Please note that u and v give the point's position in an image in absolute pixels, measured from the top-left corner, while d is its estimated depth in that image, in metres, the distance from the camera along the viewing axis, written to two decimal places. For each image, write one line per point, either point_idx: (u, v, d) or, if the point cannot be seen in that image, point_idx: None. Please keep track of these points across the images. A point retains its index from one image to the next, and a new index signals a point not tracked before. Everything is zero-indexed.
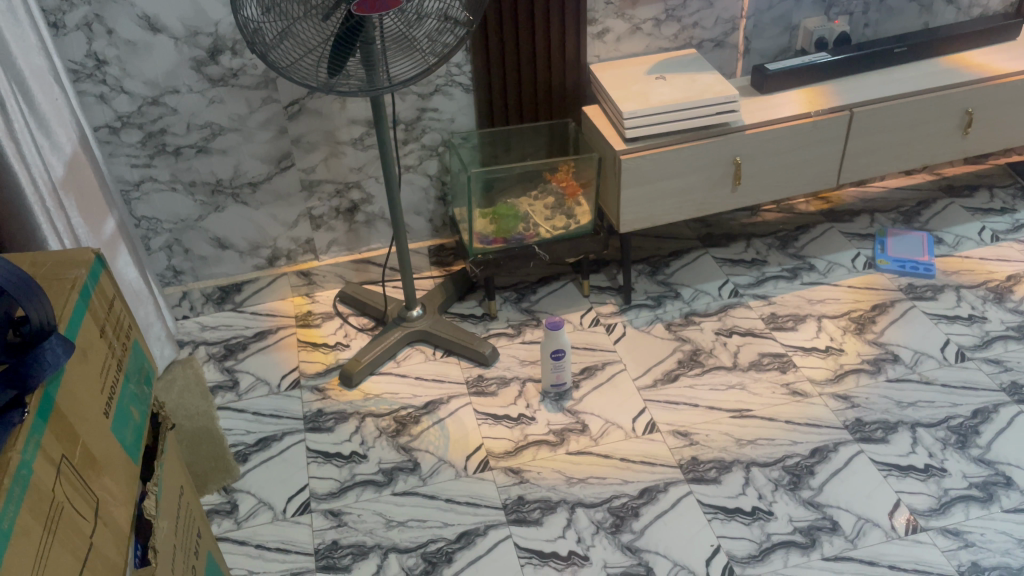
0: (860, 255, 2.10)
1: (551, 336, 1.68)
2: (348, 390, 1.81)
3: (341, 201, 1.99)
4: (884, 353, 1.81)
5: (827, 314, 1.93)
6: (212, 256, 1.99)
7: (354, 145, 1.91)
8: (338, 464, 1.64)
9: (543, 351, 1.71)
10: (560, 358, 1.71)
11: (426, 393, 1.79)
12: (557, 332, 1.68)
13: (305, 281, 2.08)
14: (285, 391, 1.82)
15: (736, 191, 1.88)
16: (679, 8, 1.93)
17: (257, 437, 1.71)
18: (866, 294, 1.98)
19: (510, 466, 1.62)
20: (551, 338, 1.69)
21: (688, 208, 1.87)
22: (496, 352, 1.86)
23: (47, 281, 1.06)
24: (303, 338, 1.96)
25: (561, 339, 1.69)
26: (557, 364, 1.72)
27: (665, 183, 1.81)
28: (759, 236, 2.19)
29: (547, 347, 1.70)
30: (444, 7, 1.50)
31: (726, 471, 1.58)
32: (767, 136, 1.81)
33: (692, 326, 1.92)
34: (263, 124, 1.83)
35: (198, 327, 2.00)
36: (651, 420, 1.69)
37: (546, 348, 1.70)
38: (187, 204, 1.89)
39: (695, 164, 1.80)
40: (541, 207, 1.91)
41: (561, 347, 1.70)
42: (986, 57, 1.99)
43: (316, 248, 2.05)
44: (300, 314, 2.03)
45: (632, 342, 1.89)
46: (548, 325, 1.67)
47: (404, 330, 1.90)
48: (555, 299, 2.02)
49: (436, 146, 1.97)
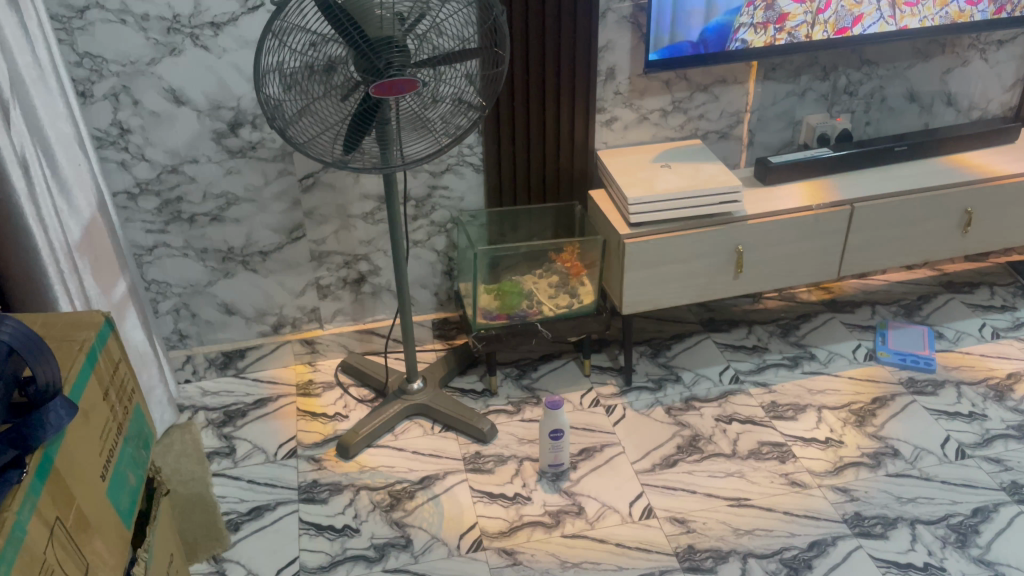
0: (861, 346, 2.12)
1: (550, 415, 1.69)
2: (344, 462, 1.81)
3: (349, 272, 2.02)
4: (883, 447, 1.80)
5: (827, 405, 1.93)
6: (218, 321, 2.01)
7: (365, 219, 1.95)
8: (330, 536, 1.63)
9: (541, 428, 1.71)
10: (557, 439, 1.71)
11: (422, 468, 1.79)
12: (556, 412, 1.68)
13: (308, 349, 2.09)
14: (281, 460, 1.81)
15: (738, 278, 1.90)
16: (686, 100, 1.99)
17: (250, 506, 1.70)
18: (867, 386, 1.98)
19: (504, 547, 1.60)
20: (549, 416, 1.69)
21: (690, 293, 1.89)
22: (494, 430, 1.85)
23: (56, 342, 1.08)
24: (302, 407, 1.96)
25: (560, 419, 1.70)
26: (554, 444, 1.72)
27: (668, 269, 1.84)
28: (760, 323, 2.20)
29: (544, 425, 1.70)
30: (460, 90, 1.56)
31: (722, 561, 1.56)
32: (769, 227, 1.85)
33: (692, 411, 1.92)
34: (277, 195, 1.88)
35: (199, 392, 2.01)
36: (648, 505, 1.68)
37: (543, 426, 1.71)
38: (197, 270, 1.93)
39: (698, 251, 1.83)
40: (545, 285, 1.95)
41: (560, 427, 1.70)
42: (984, 158, 2.04)
43: (322, 317, 2.07)
44: (301, 382, 2.04)
45: (631, 426, 1.88)
46: (547, 404, 1.68)
47: (404, 403, 1.90)
48: (556, 377, 2.03)
49: (445, 224, 2.01)
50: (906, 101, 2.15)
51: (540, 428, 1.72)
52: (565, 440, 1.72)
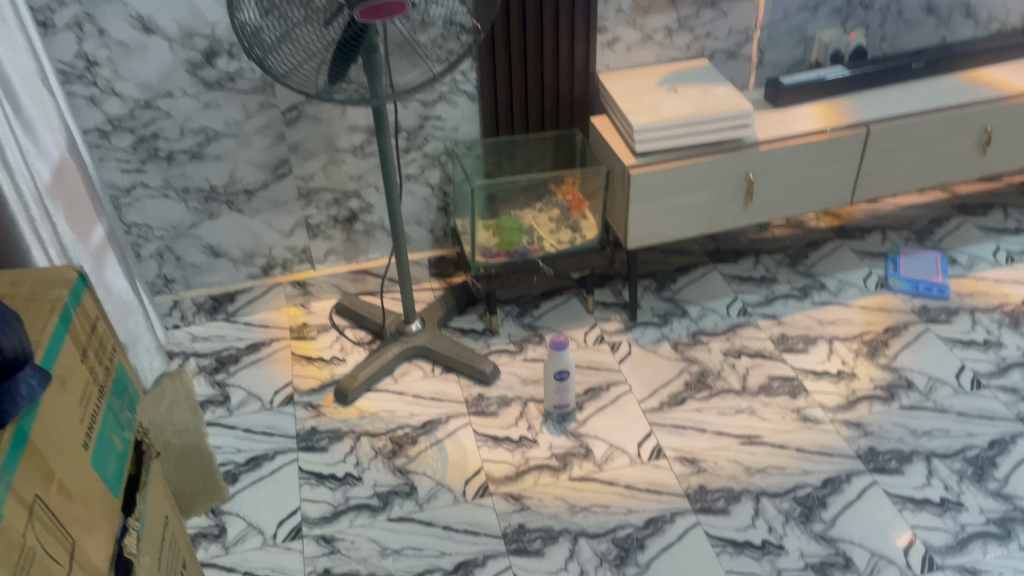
0: (872, 274, 2.05)
1: (555, 356, 1.63)
2: (343, 407, 1.75)
3: (339, 209, 1.92)
4: (897, 378, 1.75)
5: (839, 336, 1.87)
6: (204, 264, 1.92)
7: (354, 153, 1.85)
8: (332, 486, 1.58)
9: (548, 369, 1.65)
10: (563, 380, 1.66)
11: (424, 412, 1.73)
12: (562, 353, 1.62)
13: (300, 291, 2.01)
14: (277, 407, 1.75)
15: (748, 208, 1.81)
16: (693, 18, 1.87)
17: (248, 457, 1.65)
18: (880, 315, 1.92)
19: (511, 492, 1.55)
20: (554, 357, 1.63)
21: (698, 225, 1.80)
22: (497, 371, 1.79)
23: (25, 303, 1.00)
24: (297, 352, 1.89)
25: (566, 360, 1.64)
26: (560, 385, 1.66)
27: (675, 199, 1.75)
28: (768, 252, 2.13)
29: (550, 366, 1.65)
30: (451, 12, 1.42)
31: (735, 501, 1.52)
32: (781, 153, 1.75)
33: (700, 346, 1.86)
34: (260, 129, 1.76)
35: (189, 338, 1.94)
36: (657, 445, 1.63)
37: (549, 366, 1.65)
38: (179, 211, 1.83)
39: (707, 179, 1.74)
40: (545, 220, 1.88)
41: (566, 368, 1.64)
42: (1005, 74, 1.93)
43: (313, 257, 1.98)
44: (295, 326, 1.97)
45: (637, 364, 1.83)
46: (553, 344, 1.62)
47: (403, 346, 1.84)
48: (559, 314, 1.96)
49: (439, 156, 1.90)
50: (924, 14, 2.02)
51: (545, 369, 1.66)
52: (570, 382, 1.67)
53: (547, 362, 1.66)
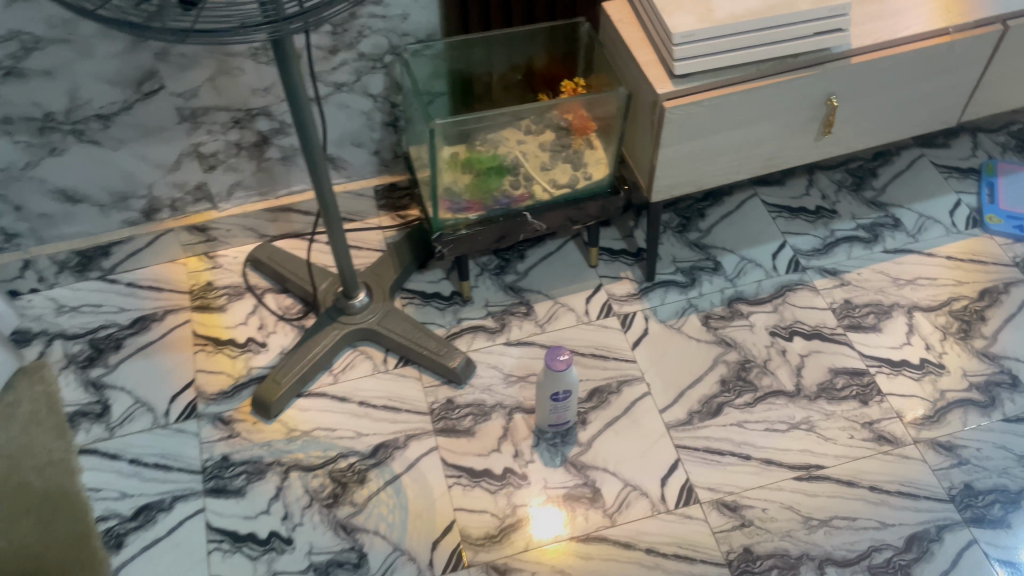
0: (961, 204, 1.56)
1: (554, 376, 1.17)
2: (266, 424, 1.30)
3: (243, 133, 1.35)
4: (998, 373, 1.33)
5: (920, 305, 1.42)
6: (59, 213, 1.37)
7: (256, 58, 1.25)
8: (252, 554, 1.17)
9: (541, 387, 1.20)
10: (563, 401, 1.21)
11: (374, 431, 1.29)
12: (564, 373, 1.16)
13: (200, 238, 1.48)
14: (176, 425, 1.30)
15: (822, 140, 1.28)
16: None
17: (137, 506, 1.22)
18: (972, 271, 1.46)
19: (494, 562, 1.16)
20: (550, 377, 1.17)
21: (750, 165, 1.28)
22: (471, 367, 1.34)
23: None
24: (201, 333, 1.41)
25: (569, 380, 1.18)
26: (559, 406, 1.22)
27: (724, 137, 1.21)
28: (824, 169, 1.62)
29: (546, 386, 1.19)
30: None
31: (791, 574, 1.15)
32: (883, 67, 1.19)
33: (740, 322, 1.40)
34: (105, 30, 1.15)
35: (52, 309, 1.43)
36: (687, 484, 1.23)
37: (543, 384, 1.19)
38: (3, 148, 1.25)
39: (772, 108, 1.19)
40: (537, 156, 1.31)
41: (568, 387, 1.19)
42: None
43: (213, 195, 1.44)
44: (197, 288, 1.46)
45: (657, 351, 1.37)
46: (550, 363, 1.15)
47: (345, 330, 1.36)
48: (551, 271, 1.47)
49: (380, 55, 1.31)
50: None
51: (538, 385, 1.21)
52: (572, 400, 1.22)
53: (539, 377, 1.20)
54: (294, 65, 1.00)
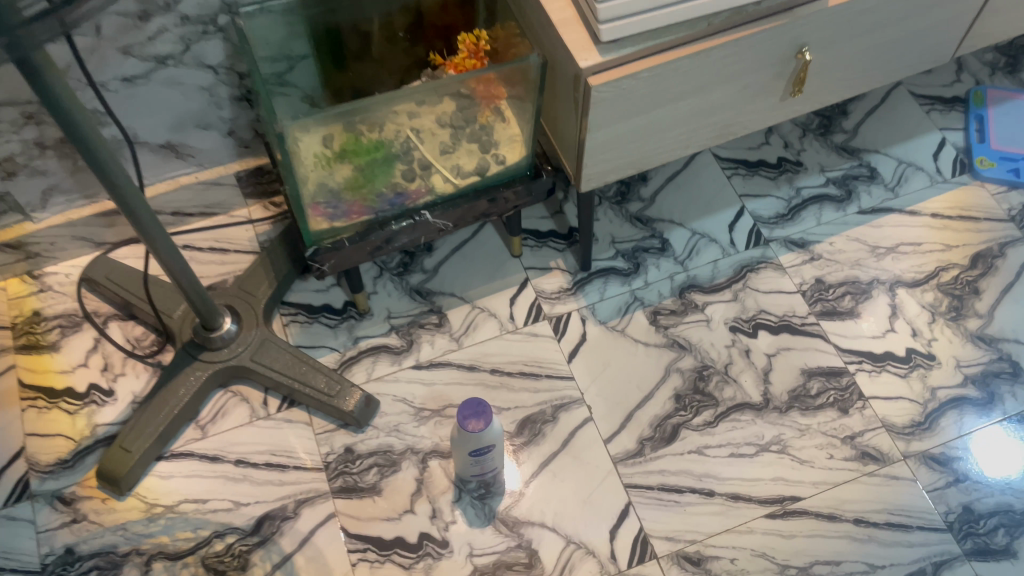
0: (946, 144, 1.32)
1: (470, 437, 0.94)
2: (120, 500, 1.05)
3: (42, 130, 1.02)
4: (995, 361, 1.13)
5: (904, 279, 1.19)
6: None
7: None
8: None
9: (456, 443, 0.97)
10: (484, 457, 0.98)
11: (256, 498, 1.05)
12: (483, 433, 0.93)
13: (18, 256, 1.17)
14: (4, 513, 1.03)
15: (789, 99, 1.02)
16: None
17: None
18: (962, 230, 1.24)
19: None
20: (466, 436, 0.94)
21: (700, 137, 1.01)
22: (372, 406, 1.09)
23: None
24: (29, 383, 1.12)
25: (489, 437, 0.95)
26: (480, 462, 0.99)
27: (669, 110, 0.93)
28: None
29: (461, 444, 0.96)
30: None
31: None
32: (871, 7, 0.92)
33: (694, 317, 1.16)
34: None
35: None
36: (641, 535, 1.02)
37: (458, 441, 0.96)
38: None
39: (730, 71, 0.91)
40: (434, 142, 1.02)
41: (490, 443, 0.96)
42: None
43: (22, 205, 1.11)
44: (20, 321, 1.16)
45: (597, 363, 1.14)
46: (464, 423, 0.91)
47: (210, 369, 1.08)
48: (467, 269, 1.21)
49: (212, 16, 0.98)
50: None
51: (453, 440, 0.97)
52: (495, 453, 0.99)
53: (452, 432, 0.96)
54: (57, 79, 0.68)
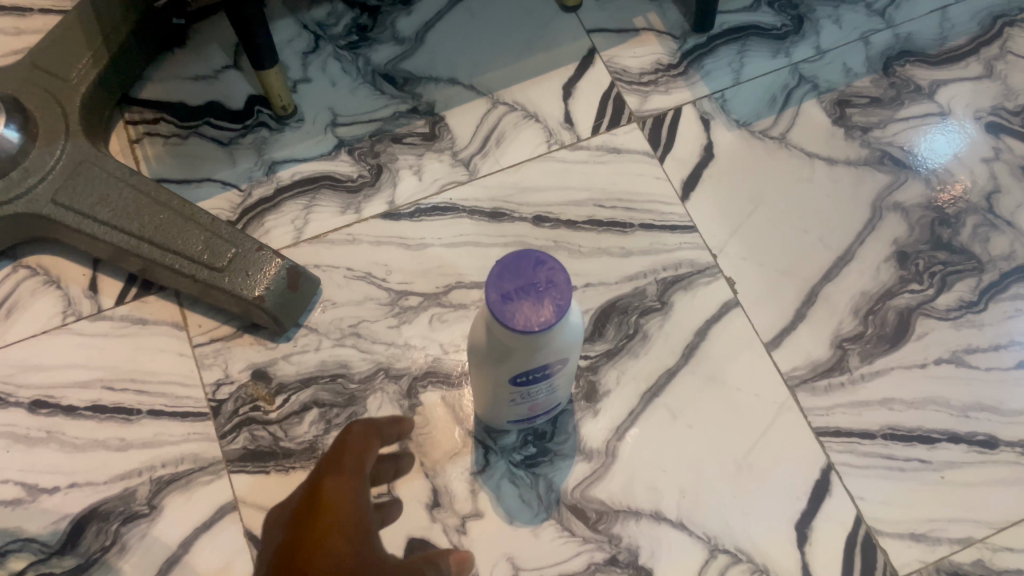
0: None
1: (527, 342, 0.36)
2: None
3: None
4: None
5: None
6: None
7: None
8: None
9: (483, 354, 0.41)
10: (541, 381, 0.44)
11: (70, 481, 0.52)
12: (555, 331, 0.36)
13: None
14: None
15: None
16: None
17: None
18: None
19: None
20: (505, 340, 0.37)
21: None
22: (302, 289, 0.54)
23: None
24: None
25: (561, 336, 0.38)
26: (534, 390, 0.45)
27: None
28: None
29: (494, 356, 0.40)
30: None
31: None
32: None
33: (916, 110, 0.61)
34: None
35: None
36: (862, 532, 0.50)
37: (489, 352, 0.40)
38: None
39: None
40: None
41: (563, 349, 0.40)
42: None
43: None
44: None
45: (739, 200, 0.59)
46: (507, 318, 0.34)
47: None
48: (478, 35, 0.65)
49: None
50: None
51: (473, 347, 0.42)
52: (566, 368, 0.44)
53: (471, 327, 0.40)
54: None
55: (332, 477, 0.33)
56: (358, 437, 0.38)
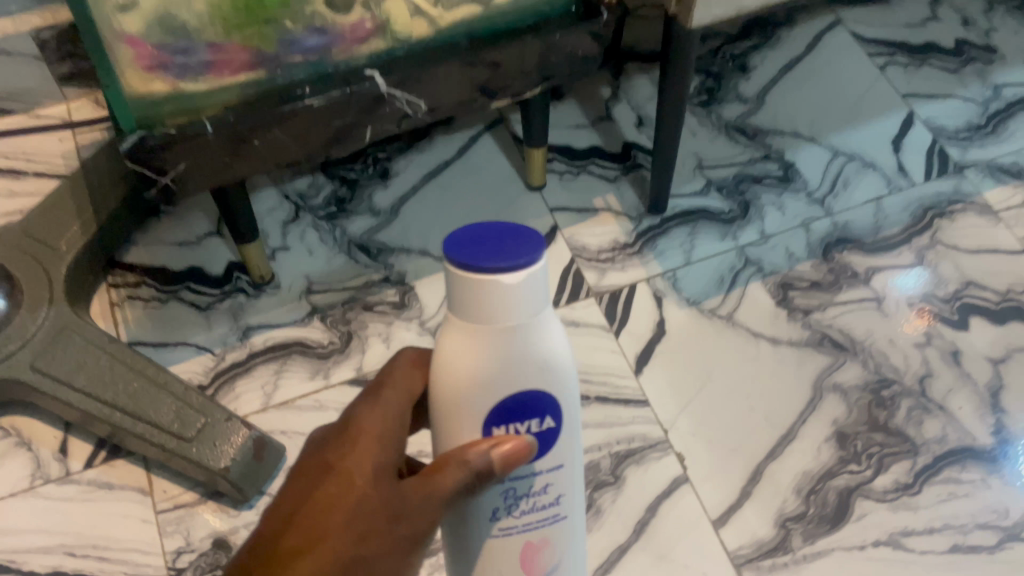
0: None
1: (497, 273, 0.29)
2: None
3: None
4: None
5: None
6: None
7: None
8: None
9: (450, 400, 0.32)
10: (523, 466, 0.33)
11: None
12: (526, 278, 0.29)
13: None
14: None
15: None
16: None
17: None
18: None
19: None
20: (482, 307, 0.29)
21: None
22: (267, 458, 0.56)
23: None
24: None
25: (543, 344, 0.31)
26: (522, 486, 0.34)
27: None
28: None
29: (465, 375, 0.31)
30: None
31: None
32: None
33: (852, 294, 0.66)
34: None
35: None
36: None
37: (455, 381, 0.31)
38: None
39: None
40: None
41: (549, 381, 0.32)
42: None
43: None
44: None
45: (691, 376, 0.62)
46: (479, 260, 0.29)
47: None
48: (448, 209, 0.69)
49: None
50: None
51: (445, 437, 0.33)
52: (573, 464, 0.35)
53: (434, 370, 0.32)
54: None
55: (366, 413, 0.34)
56: (409, 366, 0.35)
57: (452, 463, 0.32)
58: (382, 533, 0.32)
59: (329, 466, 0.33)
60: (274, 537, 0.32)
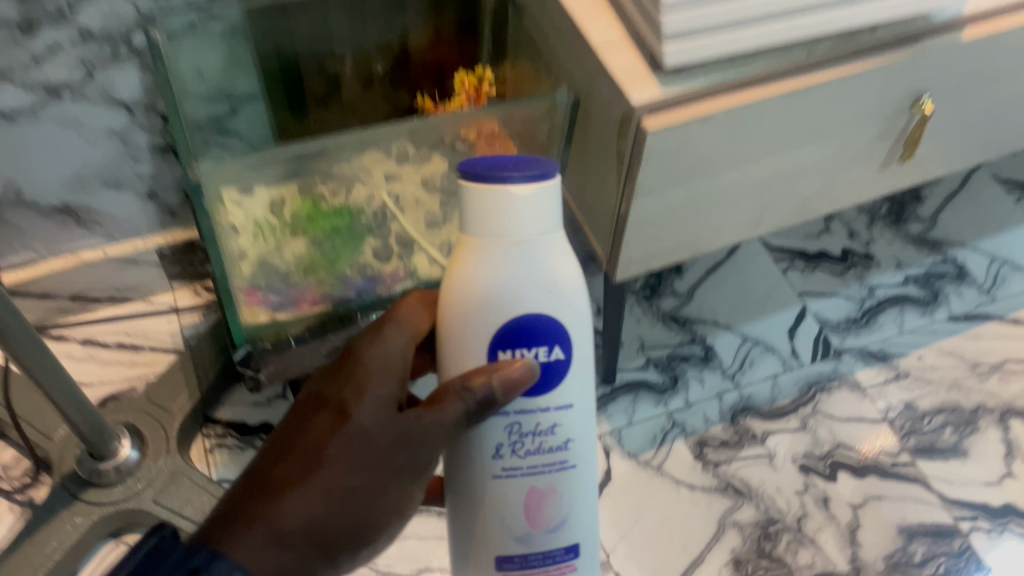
0: None
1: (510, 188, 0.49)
2: None
3: None
4: None
5: (1017, 408, 0.92)
6: None
7: None
8: None
9: (479, 310, 0.52)
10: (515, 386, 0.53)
11: None
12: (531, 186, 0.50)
13: None
14: None
15: (886, 168, 0.76)
16: None
17: None
18: None
19: None
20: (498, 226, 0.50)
21: (777, 211, 0.76)
22: None
23: None
24: None
25: (532, 261, 0.51)
26: (528, 424, 0.53)
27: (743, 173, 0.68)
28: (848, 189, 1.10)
29: (479, 292, 0.51)
30: None
31: None
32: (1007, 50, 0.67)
33: (752, 451, 0.89)
34: None
35: None
36: None
37: (479, 290, 0.52)
38: None
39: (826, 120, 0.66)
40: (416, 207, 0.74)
41: (547, 303, 0.52)
42: None
43: None
44: None
45: (628, 514, 0.85)
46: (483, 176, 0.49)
47: (94, 515, 0.78)
48: None
49: (124, 35, 0.73)
50: None
51: (452, 365, 0.54)
52: (574, 427, 0.54)
53: (449, 297, 0.53)
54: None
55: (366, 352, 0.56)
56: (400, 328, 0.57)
57: (448, 393, 0.52)
58: (386, 455, 0.52)
59: (348, 393, 0.54)
60: (295, 443, 0.52)
